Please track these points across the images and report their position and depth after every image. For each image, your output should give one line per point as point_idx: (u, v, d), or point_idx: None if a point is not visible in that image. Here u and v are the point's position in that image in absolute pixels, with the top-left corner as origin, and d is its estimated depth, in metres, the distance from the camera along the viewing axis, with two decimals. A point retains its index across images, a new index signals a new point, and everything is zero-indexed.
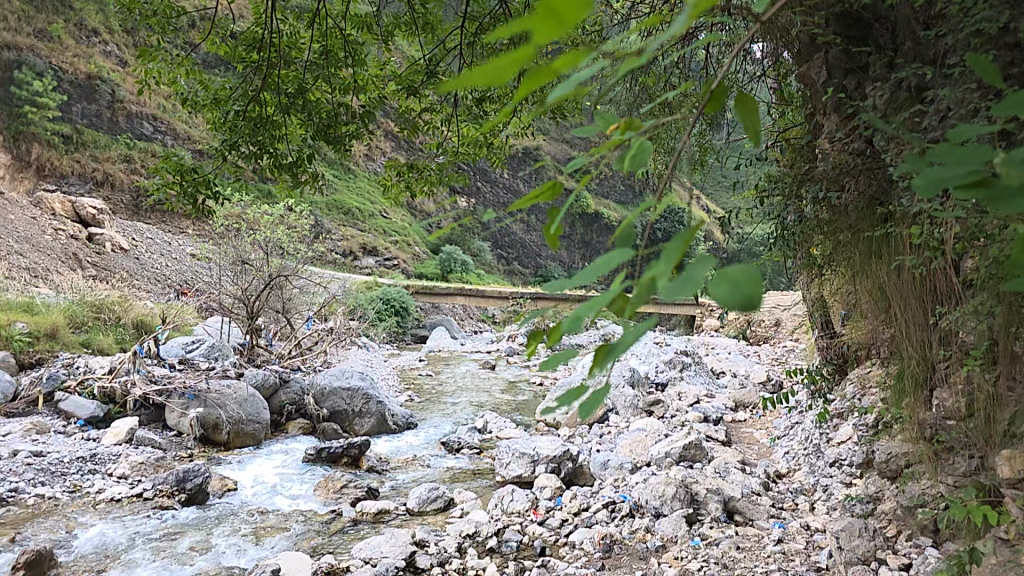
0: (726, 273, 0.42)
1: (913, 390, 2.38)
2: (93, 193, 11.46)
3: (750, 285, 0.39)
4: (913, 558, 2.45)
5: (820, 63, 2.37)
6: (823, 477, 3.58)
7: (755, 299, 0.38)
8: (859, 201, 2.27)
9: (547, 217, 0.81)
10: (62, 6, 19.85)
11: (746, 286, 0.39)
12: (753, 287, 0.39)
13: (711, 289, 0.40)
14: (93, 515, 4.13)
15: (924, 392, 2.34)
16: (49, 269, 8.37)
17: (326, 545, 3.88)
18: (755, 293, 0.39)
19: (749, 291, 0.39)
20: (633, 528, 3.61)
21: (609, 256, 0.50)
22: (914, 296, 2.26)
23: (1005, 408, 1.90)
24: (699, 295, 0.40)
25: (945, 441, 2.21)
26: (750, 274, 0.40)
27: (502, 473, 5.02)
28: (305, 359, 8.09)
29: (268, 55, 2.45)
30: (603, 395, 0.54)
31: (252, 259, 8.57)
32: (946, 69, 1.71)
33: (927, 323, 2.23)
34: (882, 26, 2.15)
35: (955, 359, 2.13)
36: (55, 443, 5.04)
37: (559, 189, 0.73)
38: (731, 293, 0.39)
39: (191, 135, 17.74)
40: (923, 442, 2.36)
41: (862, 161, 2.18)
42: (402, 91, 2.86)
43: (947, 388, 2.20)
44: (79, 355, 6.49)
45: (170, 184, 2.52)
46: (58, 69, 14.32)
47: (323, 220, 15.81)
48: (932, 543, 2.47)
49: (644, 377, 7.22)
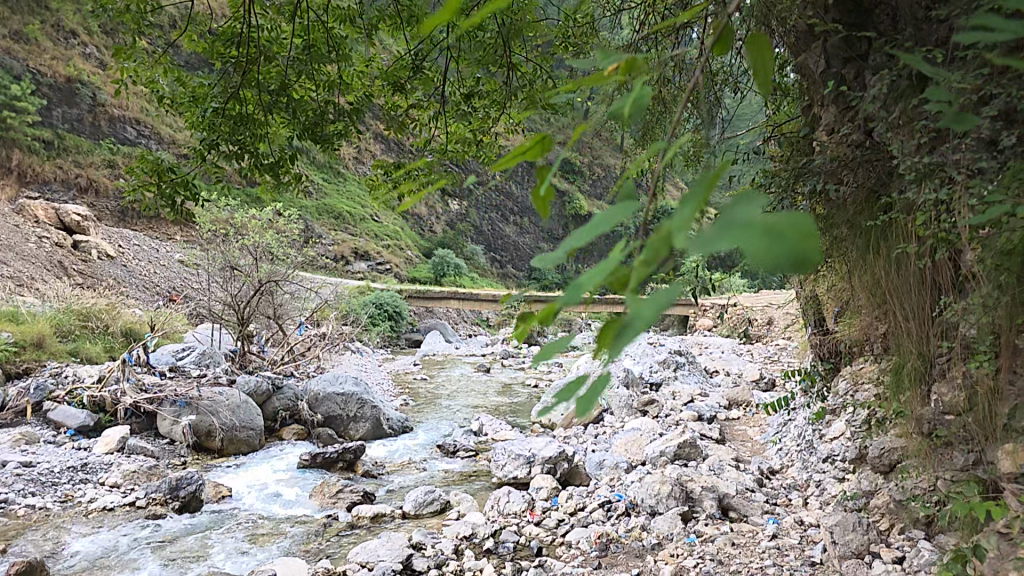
0: (765, 222, 0.36)
1: (912, 385, 2.41)
2: (77, 200, 11.30)
3: (799, 238, 0.33)
4: (906, 551, 2.48)
5: (818, 52, 2.36)
6: (816, 472, 3.62)
7: (807, 255, 0.32)
8: (858, 194, 2.30)
9: (536, 179, 0.79)
10: (42, 9, 19.55)
11: (790, 240, 0.33)
12: (802, 242, 0.33)
13: (741, 239, 0.35)
14: (86, 525, 4.07)
15: (923, 387, 2.36)
16: (33, 277, 8.25)
17: (322, 550, 3.85)
18: (808, 249, 0.32)
19: (795, 246, 0.33)
20: (628, 526, 3.62)
21: (612, 213, 0.48)
22: (913, 290, 2.27)
23: (1004, 402, 1.89)
24: (726, 247, 0.35)
25: (944, 436, 2.23)
26: (797, 227, 0.35)
27: (498, 474, 5.00)
28: (297, 364, 8.03)
29: (248, 51, 2.42)
30: (599, 392, 0.53)
31: (241, 264, 8.49)
32: (951, 55, 1.70)
33: (926, 317, 2.26)
34: (883, 12, 2.16)
35: (957, 353, 2.13)
36: (44, 453, 4.96)
37: (549, 144, 0.72)
38: (771, 250, 0.33)
39: (177, 140, 17.57)
40: (919, 436, 2.39)
41: (862, 153, 2.18)
42: (389, 87, 2.83)
43: (946, 383, 2.22)
44: (66, 364, 6.40)
45: (149, 186, 2.49)
46: (38, 73, 14.04)
47: (313, 224, 15.71)
48: (924, 535, 2.51)
49: (637, 377, 7.26)
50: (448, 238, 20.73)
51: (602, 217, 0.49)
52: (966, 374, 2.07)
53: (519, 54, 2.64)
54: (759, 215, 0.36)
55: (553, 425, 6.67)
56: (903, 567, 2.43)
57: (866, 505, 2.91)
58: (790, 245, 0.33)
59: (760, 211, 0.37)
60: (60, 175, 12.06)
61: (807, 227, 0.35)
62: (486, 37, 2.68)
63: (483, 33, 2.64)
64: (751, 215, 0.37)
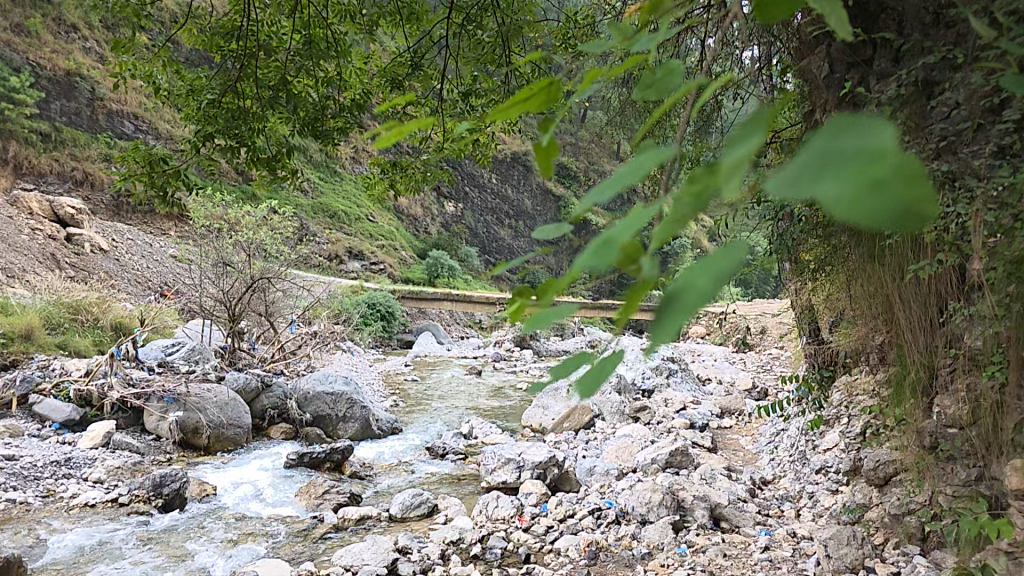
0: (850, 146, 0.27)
1: (913, 397, 2.41)
2: (71, 193, 11.19)
3: (909, 176, 0.25)
4: (901, 566, 2.51)
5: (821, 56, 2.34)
6: (809, 484, 3.64)
7: (915, 205, 0.24)
8: None
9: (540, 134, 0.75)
10: (40, 2, 19.37)
11: (899, 169, 0.25)
12: (912, 184, 0.25)
13: (831, 170, 0.26)
14: (66, 521, 4.00)
15: (924, 400, 2.37)
16: (25, 269, 8.16)
17: (306, 552, 3.81)
18: (915, 195, 0.24)
19: (904, 182, 0.25)
20: (618, 535, 3.61)
21: (638, 164, 0.44)
22: (914, 300, 2.24)
23: (1009, 416, 1.90)
24: (815, 175, 0.26)
25: (947, 449, 2.25)
26: (907, 162, 0.26)
27: (487, 478, 4.95)
28: (287, 363, 7.95)
29: (248, 46, 2.41)
30: (609, 369, 0.54)
31: (234, 262, 8.42)
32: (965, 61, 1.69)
33: (931, 327, 2.26)
34: (888, 17, 2.12)
35: (963, 365, 2.13)
36: (28, 446, 4.87)
37: (560, 94, 0.64)
38: (881, 183, 0.24)
39: (173, 135, 17.45)
40: (921, 450, 2.40)
41: None
42: (387, 84, 2.85)
43: (950, 396, 2.22)
44: (54, 357, 6.32)
45: (140, 176, 2.47)
46: (36, 65, 13.92)
47: (309, 223, 15.63)
48: (919, 550, 2.53)
49: (629, 384, 7.26)
50: (443, 239, 20.67)
51: (631, 168, 0.44)
52: (971, 387, 2.07)
53: (519, 54, 2.66)
54: (863, 137, 0.27)
55: (544, 430, 6.66)
56: None
57: (860, 518, 2.93)
58: (898, 175, 0.25)
59: (865, 131, 0.28)
60: (55, 168, 11.93)
61: (919, 165, 0.27)
62: (484, 36, 2.68)
63: (482, 32, 2.64)
64: (856, 136, 0.28)
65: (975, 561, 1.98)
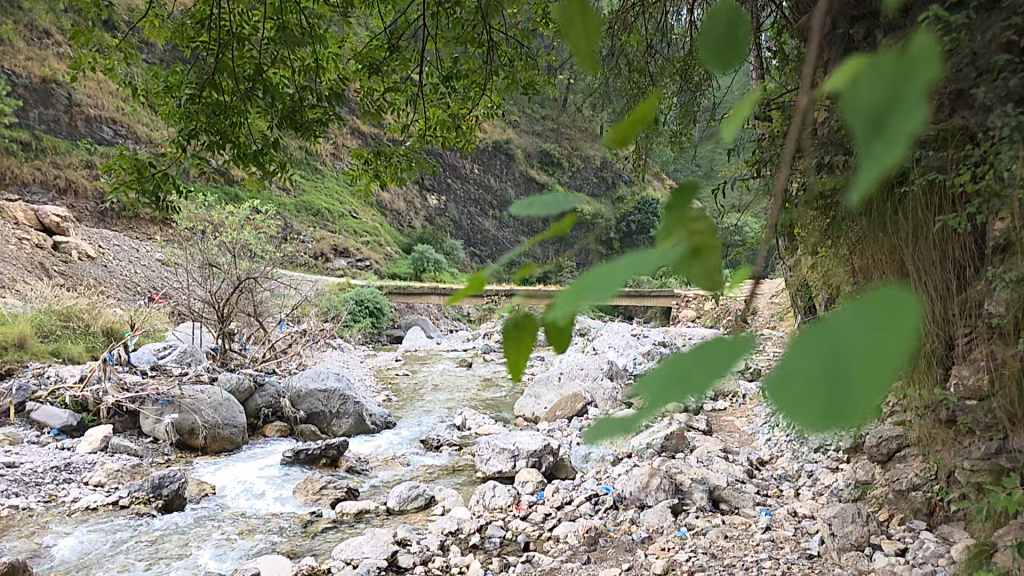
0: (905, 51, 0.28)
1: (927, 369, 2.29)
2: (56, 201, 11.02)
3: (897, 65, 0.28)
4: (908, 542, 2.54)
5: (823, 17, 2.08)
6: (807, 463, 3.73)
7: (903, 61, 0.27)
8: None
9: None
10: (15, 10, 18.94)
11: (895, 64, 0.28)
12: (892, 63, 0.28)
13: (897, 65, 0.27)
14: (69, 524, 3.93)
15: (940, 371, 2.24)
16: (15, 279, 8.00)
17: (307, 547, 3.80)
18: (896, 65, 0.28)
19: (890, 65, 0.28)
20: (617, 520, 3.66)
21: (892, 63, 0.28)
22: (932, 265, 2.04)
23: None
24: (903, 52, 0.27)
25: (964, 423, 2.17)
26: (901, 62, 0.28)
27: (482, 468, 4.99)
28: (279, 362, 7.86)
29: (220, 35, 2.29)
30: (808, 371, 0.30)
31: (220, 262, 8.27)
32: None
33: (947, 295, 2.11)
34: None
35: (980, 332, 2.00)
36: (26, 453, 4.75)
37: None
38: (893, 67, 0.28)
39: (154, 137, 17.17)
40: (939, 425, 2.35)
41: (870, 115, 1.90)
42: (364, 70, 2.75)
43: (968, 365, 2.10)
44: (49, 365, 6.20)
45: (130, 183, 2.44)
46: (10, 73, 13.56)
47: (293, 222, 15.43)
48: (925, 526, 2.58)
49: (621, 368, 7.32)
50: (428, 233, 20.50)
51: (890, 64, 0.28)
52: (991, 355, 1.93)
53: (499, 31, 2.57)
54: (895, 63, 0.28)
55: (537, 418, 6.72)
56: (906, 558, 2.48)
57: (864, 495, 3.04)
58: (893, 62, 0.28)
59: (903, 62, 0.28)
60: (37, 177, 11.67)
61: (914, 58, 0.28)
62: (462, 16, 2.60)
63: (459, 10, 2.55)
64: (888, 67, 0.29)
65: (995, 534, 2.01)
